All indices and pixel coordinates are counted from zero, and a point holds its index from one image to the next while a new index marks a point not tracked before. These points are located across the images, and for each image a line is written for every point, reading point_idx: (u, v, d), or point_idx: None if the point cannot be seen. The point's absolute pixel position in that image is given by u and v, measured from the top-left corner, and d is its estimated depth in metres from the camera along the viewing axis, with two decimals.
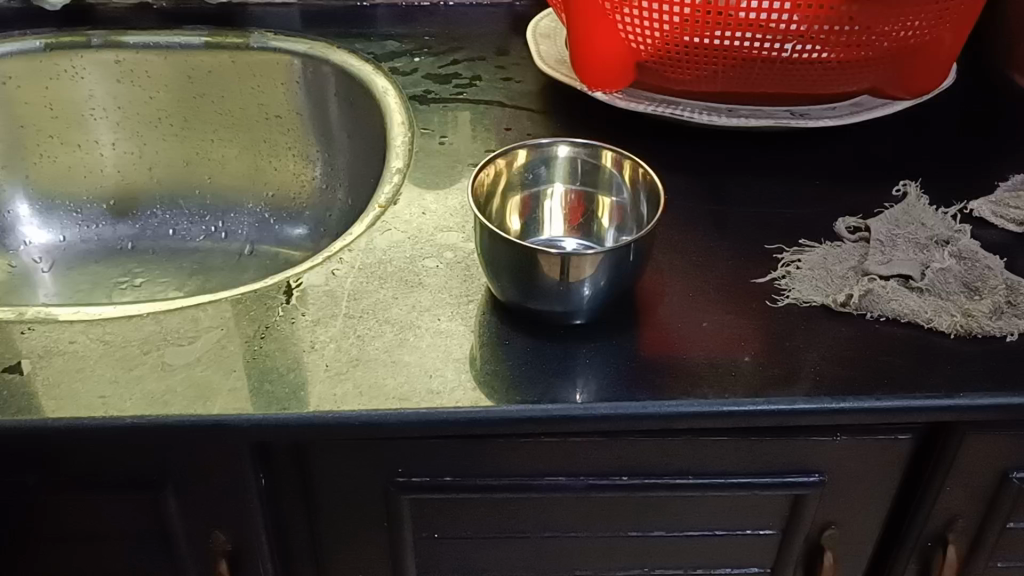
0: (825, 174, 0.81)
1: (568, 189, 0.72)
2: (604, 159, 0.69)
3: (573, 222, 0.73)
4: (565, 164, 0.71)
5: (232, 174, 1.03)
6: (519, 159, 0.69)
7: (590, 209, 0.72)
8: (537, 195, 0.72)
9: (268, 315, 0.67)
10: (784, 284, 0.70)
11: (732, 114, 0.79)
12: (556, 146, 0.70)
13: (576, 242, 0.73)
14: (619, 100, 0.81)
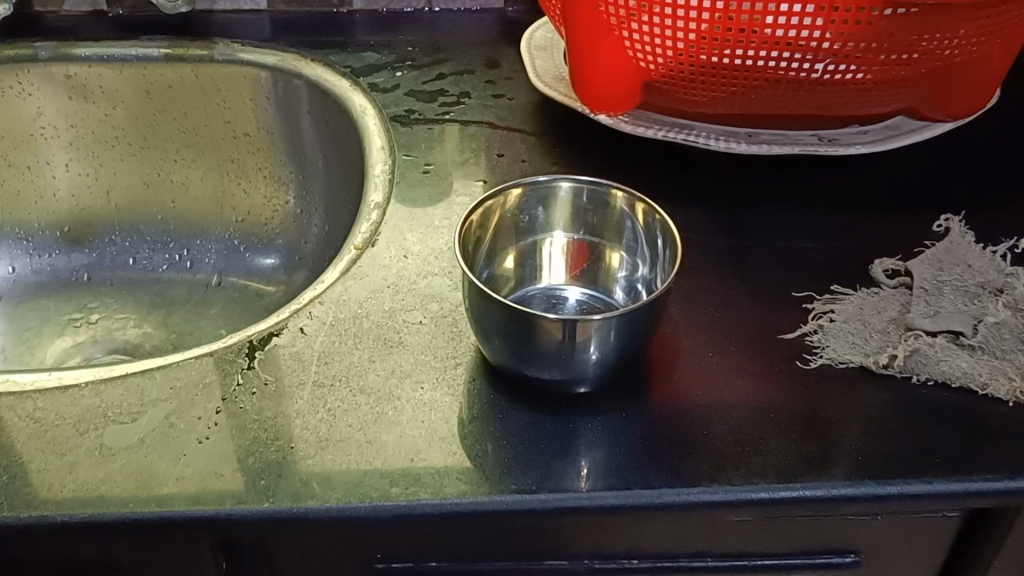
0: (857, 205, 0.72)
1: (570, 231, 0.63)
2: (612, 200, 0.61)
3: (576, 269, 0.64)
4: (568, 204, 0.62)
5: (197, 197, 0.94)
6: (516, 200, 0.60)
7: (596, 254, 0.63)
8: (534, 239, 0.63)
9: (225, 383, 0.59)
10: (817, 341, 0.62)
11: (753, 140, 0.71)
12: (556, 184, 0.61)
13: (579, 291, 0.64)
14: (626, 125, 0.72)
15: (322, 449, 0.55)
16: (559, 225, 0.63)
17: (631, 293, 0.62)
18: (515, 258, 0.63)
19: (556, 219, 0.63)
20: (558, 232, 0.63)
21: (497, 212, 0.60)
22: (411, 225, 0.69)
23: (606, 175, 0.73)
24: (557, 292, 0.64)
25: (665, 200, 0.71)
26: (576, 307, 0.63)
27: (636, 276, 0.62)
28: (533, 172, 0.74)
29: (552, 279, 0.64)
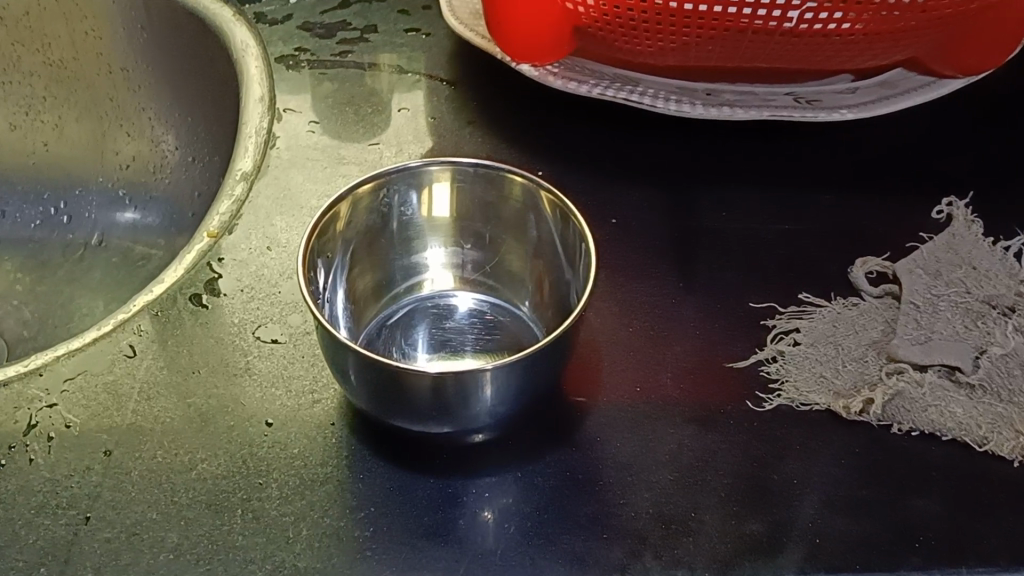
0: (840, 180, 0.58)
1: (460, 221, 0.50)
2: (508, 187, 0.47)
3: (468, 265, 0.51)
4: (453, 190, 0.48)
5: (72, 140, 0.80)
6: (383, 195, 0.47)
7: (492, 247, 0.50)
8: (413, 232, 0.50)
9: (17, 426, 0.46)
10: (775, 373, 0.48)
11: (711, 102, 0.56)
12: (433, 167, 0.47)
13: (470, 298, 0.51)
14: (554, 80, 0.57)
15: (126, 524, 0.43)
16: (444, 214, 0.50)
17: (538, 302, 0.49)
18: (388, 256, 0.50)
19: (437, 206, 0.49)
20: (444, 222, 0.50)
21: (356, 208, 0.46)
22: (281, 206, 0.56)
23: (529, 140, 0.59)
24: (444, 296, 0.51)
25: (601, 174, 0.57)
26: (470, 318, 0.50)
27: (544, 282, 0.49)
28: (441, 133, 0.60)
29: (438, 280, 0.51)
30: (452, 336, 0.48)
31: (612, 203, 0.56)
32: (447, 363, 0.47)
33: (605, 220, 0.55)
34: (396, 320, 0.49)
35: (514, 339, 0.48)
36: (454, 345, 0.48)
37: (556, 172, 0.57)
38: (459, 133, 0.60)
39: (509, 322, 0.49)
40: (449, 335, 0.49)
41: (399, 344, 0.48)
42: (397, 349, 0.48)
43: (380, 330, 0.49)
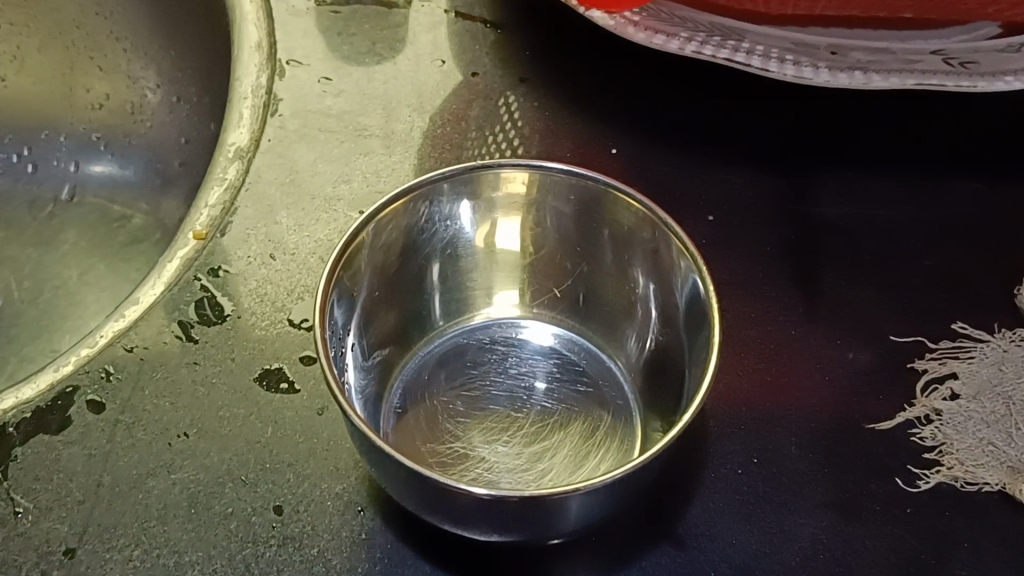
0: (994, 161, 0.45)
1: (533, 238, 0.40)
2: (592, 197, 0.37)
3: (535, 288, 0.41)
4: (517, 197, 0.39)
5: (35, 75, 0.67)
6: (436, 203, 0.38)
7: (565, 268, 0.41)
8: (465, 248, 0.40)
9: None
10: (931, 438, 0.38)
11: (839, 63, 0.43)
12: (505, 173, 0.38)
13: (545, 331, 0.41)
14: (636, 32, 0.44)
15: None
16: (508, 228, 0.40)
17: (623, 338, 0.39)
18: (433, 279, 0.40)
19: (499, 216, 0.40)
20: (511, 237, 0.40)
21: (391, 230, 0.36)
22: (287, 197, 0.44)
23: (599, 108, 0.47)
24: (505, 327, 0.41)
25: (691, 155, 0.45)
26: (537, 352, 0.40)
27: (635, 318, 0.39)
28: (486, 95, 0.48)
29: (497, 306, 0.42)
30: (516, 378, 0.39)
31: (707, 195, 0.44)
32: (510, 420, 0.37)
33: (701, 218, 0.43)
34: (440, 359, 0.40)
35: (594, 389, 0.39)
36: (520, 393, 0.38)
37: (635, 153, 0.45)
38: (510, 95, 0.48)
39: (587, 363, 0.40)
40: (511, 375, 0.39)
41: (447, 392, 0.38)
42: (444, 399, 0.38)
43: (418, 376, 0.39)
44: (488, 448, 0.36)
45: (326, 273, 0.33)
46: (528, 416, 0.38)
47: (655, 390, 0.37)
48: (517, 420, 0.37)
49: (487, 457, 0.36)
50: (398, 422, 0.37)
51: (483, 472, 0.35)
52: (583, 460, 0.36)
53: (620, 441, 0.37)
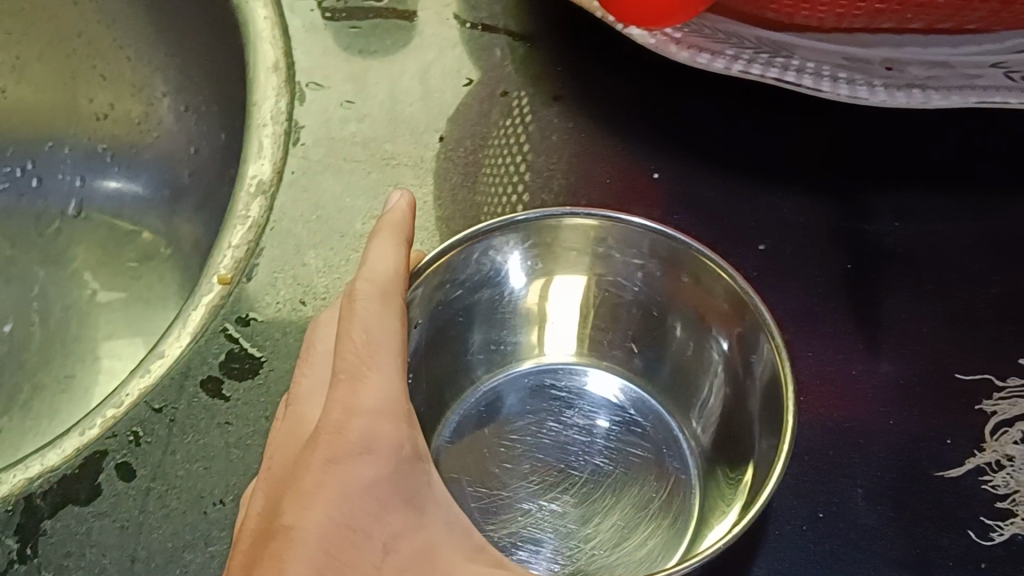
0: None
1: (588, 291, 0.40)
2: (666, 251, 0.37)
3: (592, 335, 0.41)
4: (580, 242, 0.39)
5: (34, 84, 0.64)
6: (496, 248, 0.38)
7: (624, 315, 0.40)
8: (517, 303, 0.40)
9: None
10: (1004, 485, 0.36)
11: (896, 81, 0.41)
12: (572, 226, 0.38)
13: (606, 378, 0.40)
14: (678, 51, 0.42)
15: None
16: (562, 286, 0.40)
17: (699, 402, 0.38)
18: (481, 325, 0.40)
19: (557, 271, 0.40)
20: (566, 296, 0.41)
21: (429, 287, 0.36)
22: (315, 236, 0.42)
23: (639, 131, 0.44)
24: (554, 373, 0.40)
25: (736, 181, 0.43)
26: (594, 402, 0.40)
27: (695, 371, 0.38)
28: (518, 118, 0.45)
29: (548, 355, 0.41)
30: (574, 429, 0.38)
31: (757, 224, 0.42)
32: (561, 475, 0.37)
33: (750, 249, 0.41)
34: (490, 403, 0.39)
35: (654, 452, 0.38)
36: (575, 446, 0.38)
37: (677, 177, 0.43)
38: (544, 117, 0.45)
39: (652, 425, 0.39)
40: (560, 424, 0.39)
41: (494, 440, 0.38)
42: (495, 444, 0.38)
43: (463, 420, 0.39)
44: (535, 504, 0.36)
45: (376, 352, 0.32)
46: (578, 472, 0.37)
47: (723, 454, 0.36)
48: (565, 471, 0.37)
49: (534, 512, 0.36)
50: (438, 467, 0.37)
51: (525, 528, 0.35)
52: (630, 531, 0.35)
53: (676, 510, 0.36)
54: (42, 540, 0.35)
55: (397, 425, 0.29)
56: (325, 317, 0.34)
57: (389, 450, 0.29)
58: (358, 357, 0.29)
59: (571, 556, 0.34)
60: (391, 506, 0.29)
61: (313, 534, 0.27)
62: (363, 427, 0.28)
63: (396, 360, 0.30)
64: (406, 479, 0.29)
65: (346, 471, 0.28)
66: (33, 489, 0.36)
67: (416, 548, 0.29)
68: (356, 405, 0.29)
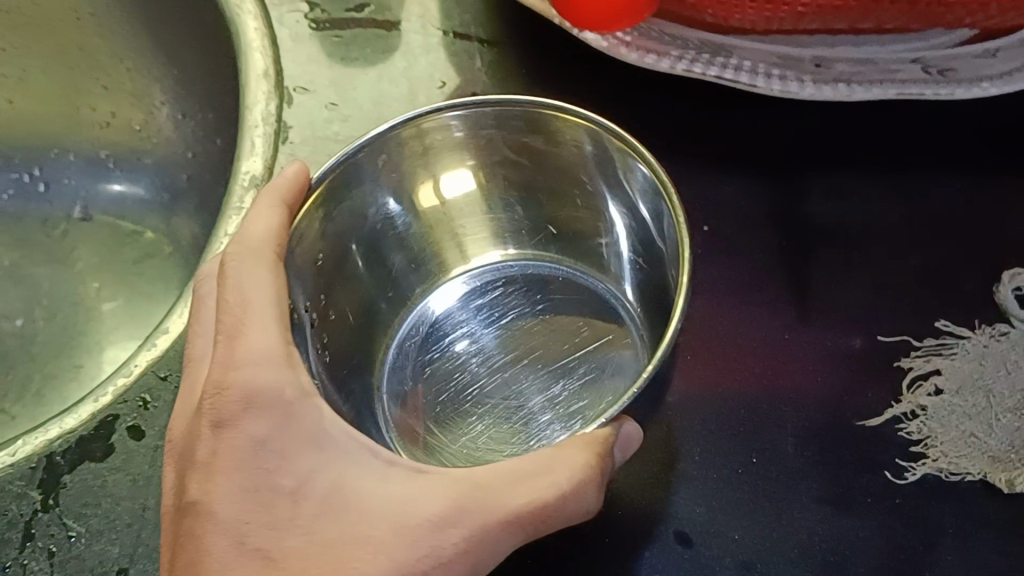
0: (986, 160, 0.47)
1: (476, 177, 0.48)
2: (534, 119, 0.43)
3: (500, 210, 0.49)
4: (444, 138, 0.45)
5: (41, 96, 0.68)
6: (373, 169, 0.44)
7: (509, 185, 0.48)
8: (408, 210, 0.47)
9: (7, 539, 0.38)
10: (917, 432, 0.40)
11: (824, 76, 0.46)
12: (446, 124, 0.44)
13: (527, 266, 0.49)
14: (628, 52, 0.47)
15: None
16: (450, 183, 0.48)
17: (610, 264, 0.47)
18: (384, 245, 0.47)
19: (438, 172, 0.47)
20: (461, 188, 0.48)
21: (309, 222, 0.41)
22: None
23: None
24: (465, 296, 0.49)
25: (683, 168, 0.48)
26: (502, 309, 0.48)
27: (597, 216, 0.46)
28: None
29: (474, 261, 0.50)
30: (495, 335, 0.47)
31: (702, 208, 0.46)
32: (498, 372, 0.45)
33: (694, 229, 0.46)
34: (420, 345, 0.48)
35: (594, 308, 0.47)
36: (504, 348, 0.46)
37: None
38: None
39: (586, 292, 0.47)
40: (479, 336, 0.47)
41: (434, 369, 0.46)
42: (435, 369, 0.46)
43: (395, 367, 0.47)
44: (486, 402, 0.44)
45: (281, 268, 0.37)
46: (515, 360, 0.45)
47: (653, 299, 0.43)
48: (497, 370, 0.45)
49: (484, 411, 0.44)
50: (401, 409, 0.45)
51: (477, 430, 0.43)
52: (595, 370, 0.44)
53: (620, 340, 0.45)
54: (63, 492, 0.39)
55: (277, 371, 0.35)
56: (209, 271, 0.40)
57: (276, 400, 0.34)
58: (234, 320, 0.35)
59: (540, 423, 0.43)
60: (293, 453, 0.34)
61: (224, 508, 0.33)
62: (240, 382, 0.34)
63: (266, 312, 0.36)
64: (302, 422, 0.34)
65: (233, 433, 0.34)
66: (53, 448, 0.40)
67: (324, 489, 0.34)
68: (236, 361, 0.35)
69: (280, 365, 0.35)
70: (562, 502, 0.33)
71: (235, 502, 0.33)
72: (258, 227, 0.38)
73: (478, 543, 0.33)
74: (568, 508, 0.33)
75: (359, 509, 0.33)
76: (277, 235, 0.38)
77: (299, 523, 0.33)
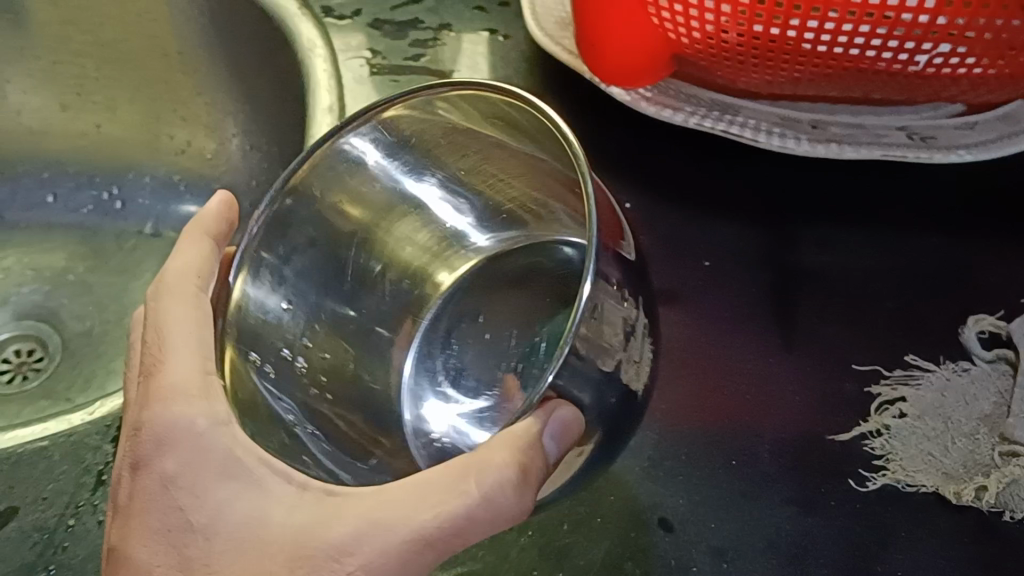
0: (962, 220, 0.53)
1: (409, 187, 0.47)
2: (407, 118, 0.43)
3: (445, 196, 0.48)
4: (351, 167, 0.45)
5: (126, 123, 0.77)
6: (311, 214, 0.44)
7: (445, 180, 0.47)
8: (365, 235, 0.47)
9: (83, 483, 0.45)
10: (880, 448, 0.45)
11: (818, 136, 0.52)
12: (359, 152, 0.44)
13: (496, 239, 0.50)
14: (648, 106, 0.53)
15: None
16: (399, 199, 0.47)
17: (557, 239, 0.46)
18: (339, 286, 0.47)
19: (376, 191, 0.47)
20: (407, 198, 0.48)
21: (258, 274, 0.43)
22: None
23: (617, 169, 0.55)
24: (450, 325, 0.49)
25: (691, 210, 0.54)
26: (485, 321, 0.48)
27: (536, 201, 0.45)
28: None
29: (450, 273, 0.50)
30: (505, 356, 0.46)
31: (705, 245, 0.53)
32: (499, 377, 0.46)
33: (697, 263, 0.52)
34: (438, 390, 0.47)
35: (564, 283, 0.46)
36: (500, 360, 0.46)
37: (642, 206, 0.54)
38: None
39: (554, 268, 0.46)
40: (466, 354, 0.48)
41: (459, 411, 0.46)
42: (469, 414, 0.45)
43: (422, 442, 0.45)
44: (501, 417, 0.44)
45: (206, 297, 0.41)
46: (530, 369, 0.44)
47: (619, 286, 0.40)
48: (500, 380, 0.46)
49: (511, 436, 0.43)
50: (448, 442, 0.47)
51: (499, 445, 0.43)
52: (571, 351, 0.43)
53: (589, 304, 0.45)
54: None
55: (190, 407, 0.38)
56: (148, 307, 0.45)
57: (186, 437, 0.38)
58: (155, 361, 0.40)
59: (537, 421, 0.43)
60: (204, 488, 0.37)
61: (140, 550, 0.37)
62: (153, 428, 0.38)
63: (184, 349, 0.39)
64: (210, 453, 0.37)
65: (148, 473, 0.38)
66: None
67: (234, 524, 0.36)
68: (154, 403, 0.39)
69: (189, 398, 0.38)
70: (470, 516, 0.34)
71: (155, 547, 0.37)
72: (185, 256, 0.43)
73: (385, 560, 0.34)
74: (482, 518, 0.34)
75: (263, 541, 0.36)
76: (203, 268, 0.43)
77: (210, 562, 0.36)
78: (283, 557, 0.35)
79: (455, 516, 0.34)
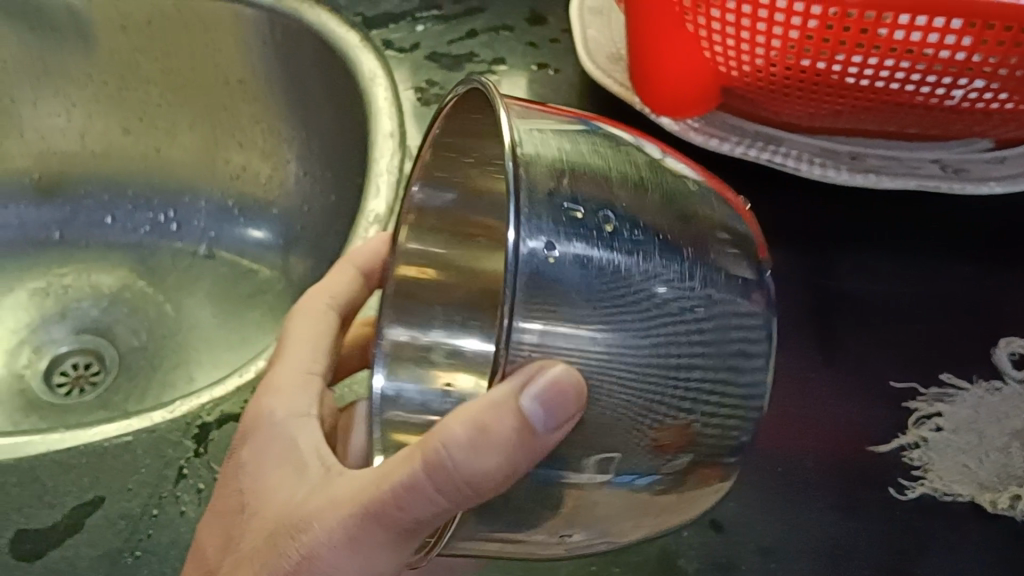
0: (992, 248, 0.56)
1: None
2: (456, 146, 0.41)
3: None
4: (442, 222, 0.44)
5: (187, 147, 0.80)
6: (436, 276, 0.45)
7: None
8: None
9: (165, 475, 0.47)
10: (918, 459, 0.48)
11: (858, 167, 0.55)
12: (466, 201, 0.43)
13: None
14: (696, 136, 0.56)
15: None
16: None
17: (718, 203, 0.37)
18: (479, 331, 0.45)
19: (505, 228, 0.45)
20: None
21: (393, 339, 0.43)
22: None
23: None
24: None
25: None
26: None
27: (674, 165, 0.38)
28: None
29: None
30: None
31: None
32: None
33: None
34: None
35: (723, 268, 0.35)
36: None
37: None
38: None
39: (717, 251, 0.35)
40: None
41: None
42: None
43: None
44: None
45: (333, 313, 0.48)
46: None
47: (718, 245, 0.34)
48: None
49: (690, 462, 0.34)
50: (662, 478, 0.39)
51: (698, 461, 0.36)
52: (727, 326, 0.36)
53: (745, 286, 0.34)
54: (212, 442, 0.49)
55: (284, 399, 0.42)
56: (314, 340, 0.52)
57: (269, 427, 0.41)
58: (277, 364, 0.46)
59: None
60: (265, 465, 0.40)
61: (204, 529, 0.39)
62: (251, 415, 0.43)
63: (298, 357, 0.45)
64: (284, 437, 0.41)
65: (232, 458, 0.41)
66: (202, 409, 0.50)
67: (262, 501, 0.38)
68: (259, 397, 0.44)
69: (288, 391, 0.43)
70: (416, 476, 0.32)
71: (211, 528, 0.39)
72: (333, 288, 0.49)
73: (332, 537, 0.34)
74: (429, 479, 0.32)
75: (267, 514, 0.37)
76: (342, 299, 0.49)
77: (241, 534, 0.38)
78: (269, 531, 0.36)
79: (399, 481, 0.33)
